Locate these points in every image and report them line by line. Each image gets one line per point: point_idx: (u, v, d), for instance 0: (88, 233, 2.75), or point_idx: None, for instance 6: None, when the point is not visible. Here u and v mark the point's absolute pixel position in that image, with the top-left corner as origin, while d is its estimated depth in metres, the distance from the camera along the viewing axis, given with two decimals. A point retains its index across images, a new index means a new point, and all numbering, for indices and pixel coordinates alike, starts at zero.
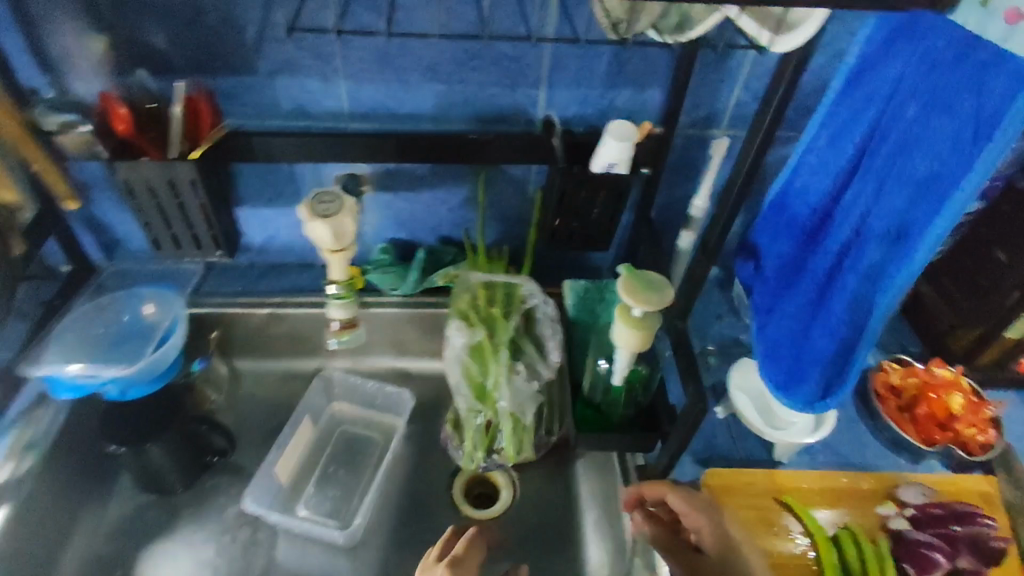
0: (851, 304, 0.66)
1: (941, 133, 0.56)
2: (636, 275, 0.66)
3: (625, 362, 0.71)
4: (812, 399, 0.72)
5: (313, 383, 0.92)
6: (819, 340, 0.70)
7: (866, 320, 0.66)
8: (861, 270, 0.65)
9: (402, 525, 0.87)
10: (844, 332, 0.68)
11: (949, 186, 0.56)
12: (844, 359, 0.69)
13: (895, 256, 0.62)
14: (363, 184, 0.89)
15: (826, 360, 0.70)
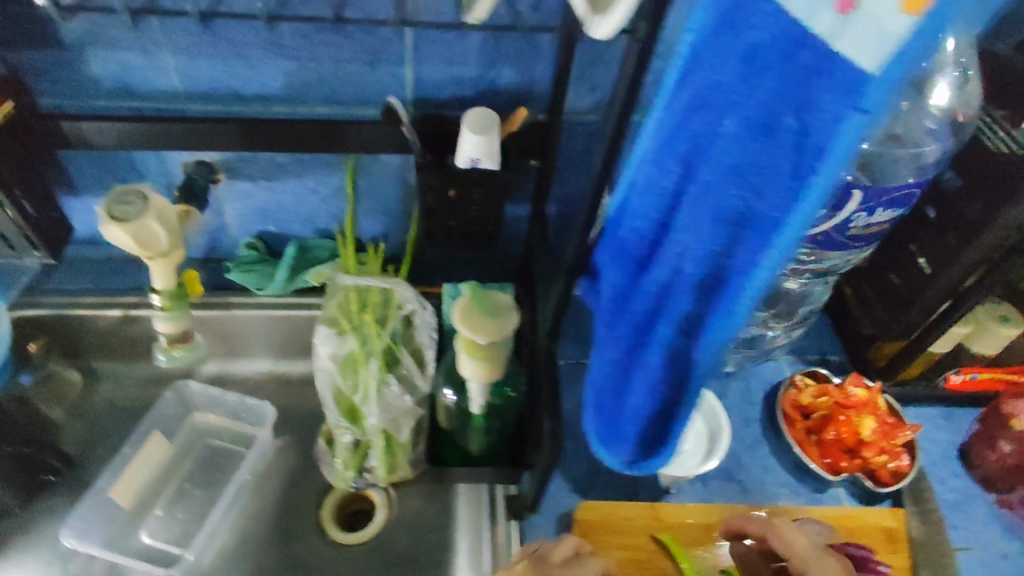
0: (668, 357, 0.50)
1: (766, 157, 0.39)
2: (479, 297, 0.55)
3: (479, 392, 0.62)
4: (631, 459, 0.58)
5: (164, 394, 0.83)
6: (637, 392, 0.53)
7: (686, 378, 0.50)
8: (675, 321, 0.49)
9: (264, 550, 0.81)
10: (665, 388, 0.52)
11: (768, 231, 0.40)
12: (666, 416, 0.54)
13: (713, 308, 0.46)
14: (216, 172, 0.78)
15: (647, 417, 0.54)
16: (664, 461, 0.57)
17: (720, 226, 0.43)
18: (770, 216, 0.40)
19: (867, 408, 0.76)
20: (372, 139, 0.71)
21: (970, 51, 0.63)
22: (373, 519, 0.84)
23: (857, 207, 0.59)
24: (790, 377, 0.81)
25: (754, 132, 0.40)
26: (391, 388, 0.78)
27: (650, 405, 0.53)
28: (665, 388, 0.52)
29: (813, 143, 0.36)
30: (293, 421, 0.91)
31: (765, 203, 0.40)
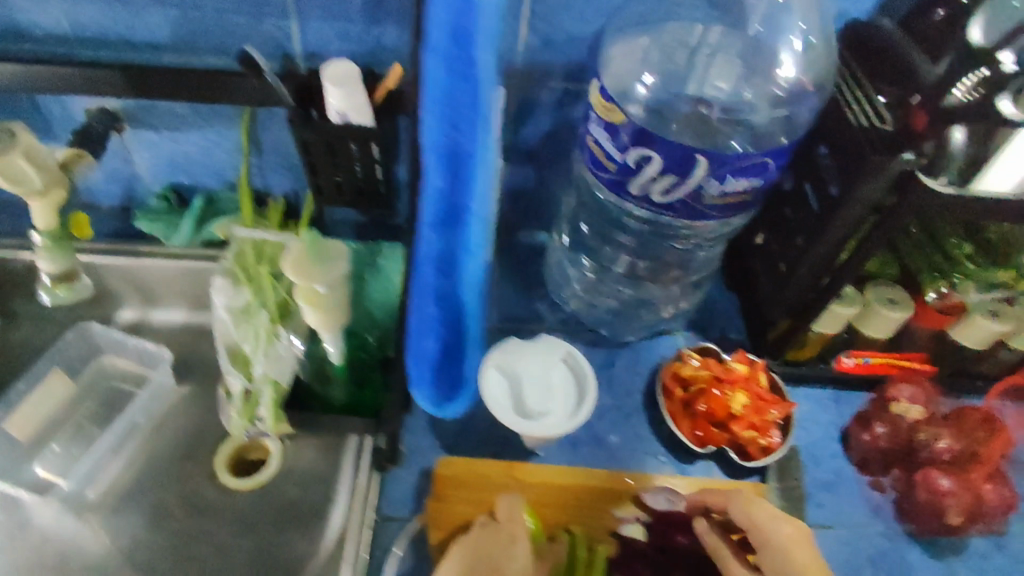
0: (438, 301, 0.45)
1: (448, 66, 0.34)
2: (314, 247, 0.57)
3: (332, 343, 0.63)
4: (438, 400, 0.54)
5: (69, 333, 0.87)
6: (418, 340, 0.48)
7: (461, 316, 0.46)
8: (430, 269, 0.43)
9: (166, 489, 0.83)
10: (445, 329, 0.47)
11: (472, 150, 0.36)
12: (451, 353, 0.50)
13: (457, 245, 0.41)
14: (120, 120, 0.79)
15: (436, 360, 0.50)
16: (471, 392, 0.54)
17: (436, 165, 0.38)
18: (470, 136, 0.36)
19: (742, 383, 0.76)
20: (249, 96, 0.68)
21: (814, 19, 0.65)
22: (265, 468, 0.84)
23: (705, 174, 0.57)
24: (679, 351, 0.81)
25: (428, 57, 0.34)
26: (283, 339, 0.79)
27: (434, 347, 0.49)
28: (445, 330, 0.47)
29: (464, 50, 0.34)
30: (203, 370, 0.93)
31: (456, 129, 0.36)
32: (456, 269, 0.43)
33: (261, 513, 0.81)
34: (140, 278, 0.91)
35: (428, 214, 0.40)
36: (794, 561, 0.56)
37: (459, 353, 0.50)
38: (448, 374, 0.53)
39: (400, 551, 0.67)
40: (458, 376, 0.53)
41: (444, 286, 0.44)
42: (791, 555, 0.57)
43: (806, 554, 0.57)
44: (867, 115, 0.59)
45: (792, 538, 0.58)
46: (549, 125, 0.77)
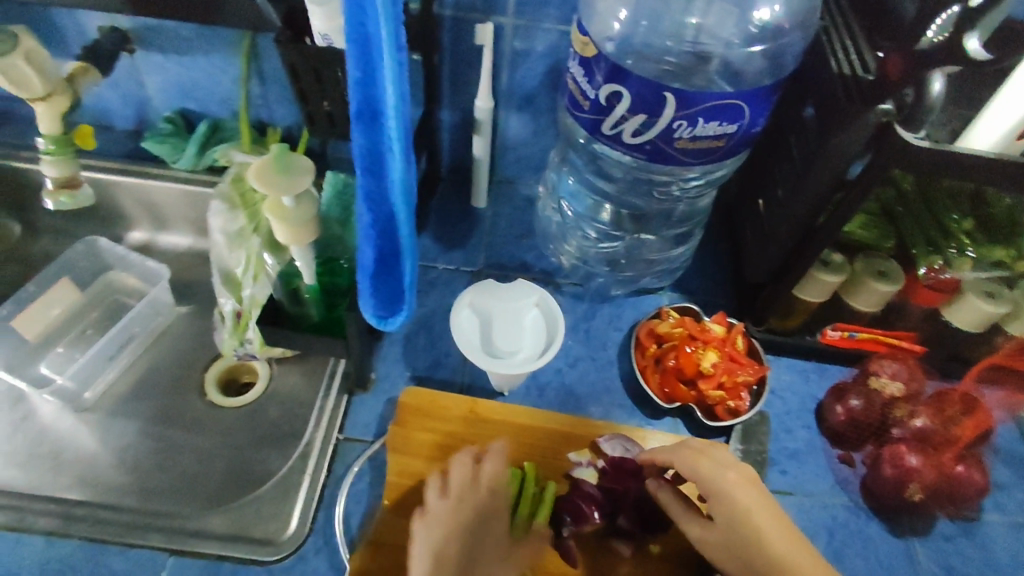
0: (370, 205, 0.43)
1: None
2: (280, 160, 0.58)
3: (301, 259, 0.65)
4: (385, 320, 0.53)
5: (77, 246, 0.91)
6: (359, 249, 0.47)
7: (395, 221, 0.45)
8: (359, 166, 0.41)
9: (160, 399, 0.85)
10: (381, 236, 0.46)
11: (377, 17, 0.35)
12: (390, 267, 0.49)
13: (382, 139, 0.40)
14: (130, 40, 0.82)
15: (376, 273, 0.49)
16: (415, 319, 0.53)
17: (354, 48, 0.36)
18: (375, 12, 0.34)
19: (715, 342, 0.75)
20: (243, 19, 0.71)
21: None
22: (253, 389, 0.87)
23: (675, 114, 0.57)
24: (658, 309, 0.80)
25: None
26: (268, 265, 0.71)
27: (372, 258, 0.47)
28: (382, 237, 0.46)
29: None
30: (203, 293, 0.96)
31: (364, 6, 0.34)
32: (384, 169, 0.41)
33: (242, 431, 0.83)
34: (147, 199, 0.94)
35: (350, 105, 0.38)
36: (740, 506, 0.55)
37: (400, 267, 0.49)
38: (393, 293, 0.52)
39: (357, 467, 0.69)
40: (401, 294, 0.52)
41: (374, 188, 0.42)
42: (736, 500, 0.56)
43: (755, 497, 0.56)
44: (850, 64, 0.58)
45: (738, 483, 0.57)
46: (543, 69, 0.79)
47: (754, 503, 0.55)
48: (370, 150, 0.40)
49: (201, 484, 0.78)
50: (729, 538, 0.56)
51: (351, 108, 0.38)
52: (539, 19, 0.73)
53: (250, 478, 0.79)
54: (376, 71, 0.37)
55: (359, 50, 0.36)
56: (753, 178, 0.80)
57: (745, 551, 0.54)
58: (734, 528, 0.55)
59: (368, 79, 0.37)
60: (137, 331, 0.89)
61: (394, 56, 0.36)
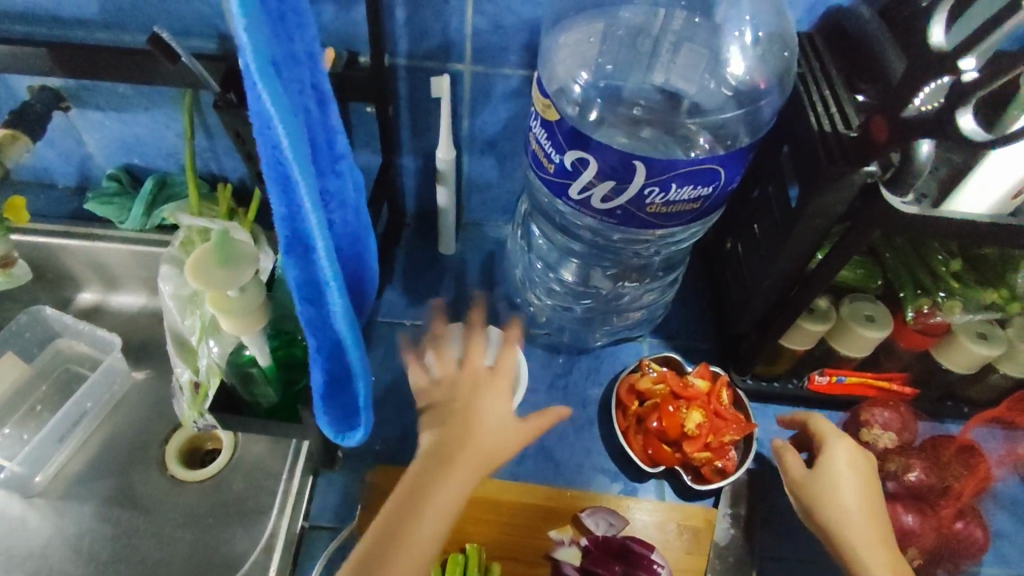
0: (313, 333, 0.42)
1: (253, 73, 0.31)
2: (222, 246, 0.53)
3: (253, 343, 0.60)
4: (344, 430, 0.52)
5: (19, 317, 0.85)
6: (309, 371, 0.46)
7: (342, 346, 0.43)
8: (298, 297, 0.40)
9: (118, 476, 0.80)
10: (329, 359, 0.44)
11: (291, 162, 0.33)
12: (341, 385, 0.47)
13: (319, 271, 0.38)
14: (64, 98, 0.77)
15: (328, 389, 0.47)
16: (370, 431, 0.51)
17: (274, 186, 0.34)
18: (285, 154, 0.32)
19: (700, 400, 0.71)
20: (179, 83, 0.65)
21: (776, 15, 0.60)
22: (216, 458, 0.81)
23: (645, 181, 0.53)
24: (639, 361, 0.76)
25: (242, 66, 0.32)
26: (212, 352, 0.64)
27: (322, 377, 0.46)
28: (329, 360, 0.44)
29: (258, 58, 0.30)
30: (160, 356, 0.90)
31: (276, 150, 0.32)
32: (323, 298, 0.40)
33: (205, 506, 0.78)
34: (94, 260, 0.88)
35: (279, 242, 0.37)
36: (837, 475, 0.60)
37: (353, 384, 0.48)
38: (349, 407, 0.50)
39: (324, 561, 0.65)
40: (359, 410, 0.50)
41: (315, 316, 0.41)
42: (837, 468, 0.61)
43: (855, 475, 0.60)
44: (830, 119, 0.55)
45: (849, 458, 0.61)
46: (506, 115, 0.74)
47: (861, 484, 0.60)
48: (308, 282, 0.39)
49: (164, 573, 0.74)
50: (808, 484, 0.61)
51: (281, 242, 0.37)
52: (498, 65, 0.69)
53: (217, 561, 0.74)
54: (299, 207, 0.35)
55: (280, 186, 0.34)
56: (731, 219, 0.77)
57: (819, 503, 0.59)
58: (821, 482, 0.60)
59: (293, 217, 0.35)
60: (88, 407, 0.83)
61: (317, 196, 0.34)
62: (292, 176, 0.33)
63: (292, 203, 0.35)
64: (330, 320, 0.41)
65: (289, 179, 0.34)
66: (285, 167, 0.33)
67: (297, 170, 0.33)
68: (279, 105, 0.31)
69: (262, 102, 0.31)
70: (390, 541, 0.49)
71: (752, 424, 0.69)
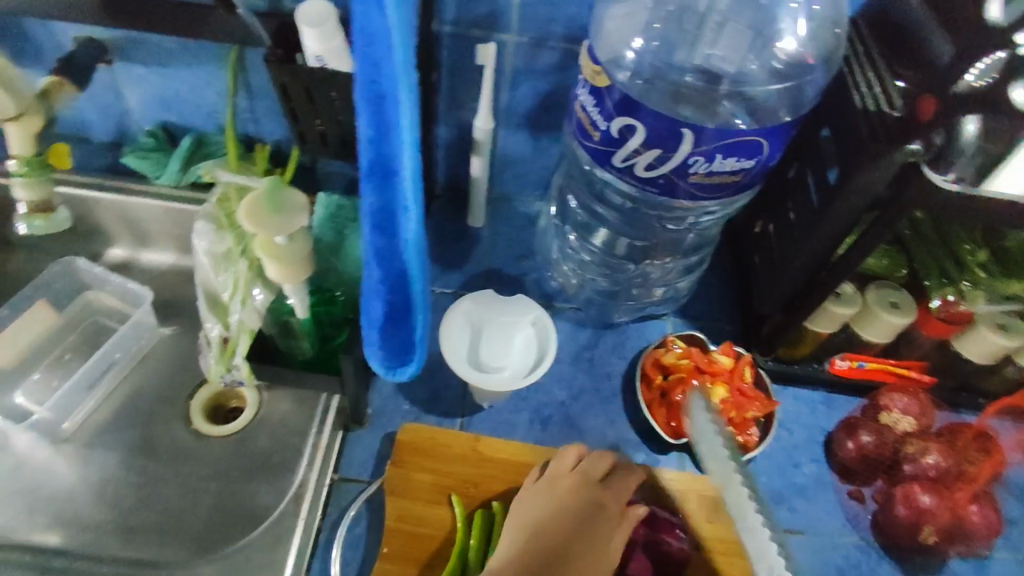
0: (380, 263, 0.45)
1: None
2: (273, 194, 0.54)
3: (294, 293, 0.62)
4: (391, 364, 0.55)
5: (52, 266, 0.86)
6: (368, 301, 0.49)
7: (406, 276, 0.46)
8: (370, 224, 0.42)
9: (145, 428, 0.81)
10: (391, 290, 0.47)
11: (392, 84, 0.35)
12: (399, 317, 0.51)
13: (396, 199, 0.40)
14: (108, 52, 0.78)
15: (384, 320, 0.50)
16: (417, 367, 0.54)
17: (365, 108, 0.36)
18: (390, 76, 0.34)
19: (724, 376, 0.72)
20: (230, 36, 0.66)
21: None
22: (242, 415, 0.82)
23: (691, 150, 0.55)
24: (663, 338, 0.77)
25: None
26: (257, 300, 0.68)
27: (381, 307, 0.49)
28: (391, 290, 0.47)
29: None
30: (188, 313, 0.91)
31: (381, 72, 0.34)
32: (395, 226, 0.42)
33: (231, 459, 0.79)
34: (128, 215, 0.89)
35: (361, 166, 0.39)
36: None
37: (409, 317, 0.51)
38: (401, 341, 0.54)
39: (353, 511, 0.66)
40: (410, 344, 0.54)
41: (384, 245, 0.43)
42: None
43: None
44: (874, 99, 0.57)
45: None
46: (545, 88, 0.75)
47: None
48: (382, 210, 0.41)
49: (188, 522, 0.75)
50: None
51: (363, 167, 0.39)
52: (542, 35, 0.69)
53: (242, 513, 0.75)
54: (387, 133, 0.37)
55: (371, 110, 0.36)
56: (763, 200, 0.78)
57: None
58: None
59: (377, 142, 0.38)
60: (116, 358, 0.84)
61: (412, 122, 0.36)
62: (389, 100, 0.36)
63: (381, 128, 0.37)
64: (398, 250, 0.44)
65: (385, 102, 0.36)
66: (380, 92, 0.35)
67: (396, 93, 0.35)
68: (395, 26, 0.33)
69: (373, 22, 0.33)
70: None
71: (773, 402, 0.71)
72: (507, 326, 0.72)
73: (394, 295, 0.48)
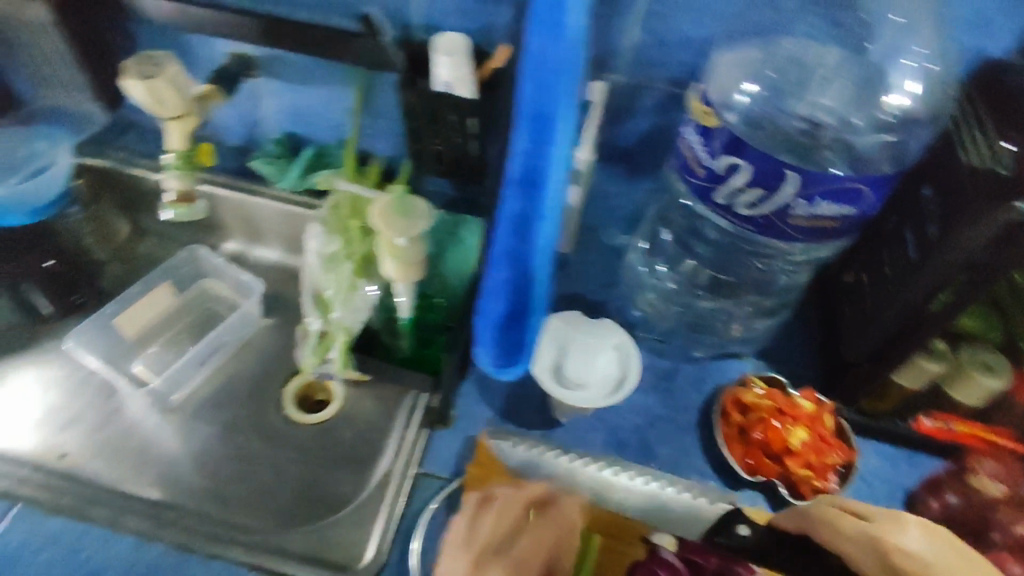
0: (507, 275, 0.48)
1: (548, 25, 0.38)
2: (399, 200, 0.61)
3: (403, 294, 0.67)
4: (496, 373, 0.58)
5: (180, 254, 0.96)
6: (485, 313, 0.52)
7: (527, 289, 0.49)
8: (506, 234, 0.46)
9: (243, 408, 0.88)
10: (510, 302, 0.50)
11: (554, 97, 0.40)
12: (512, 331, 0.53)
13: (534, 212, 0.44)
14: (253, 67, 0.87)
15: (495, 331, 0.53)
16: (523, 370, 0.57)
17: (525, 120, 0.40)
18: (559, 94, 0.39)
19: (805, 419, 0.72)
20: (366, 58, 0.73)
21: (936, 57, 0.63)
22: (329, 407, 0.88)
23: (795, 192, 0.57)
24: (745, 377, 0.78)
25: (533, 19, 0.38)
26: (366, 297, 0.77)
27: (497, 319, 0.52)
28: (510, 302, 0.50)
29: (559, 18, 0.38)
30: (288, 308, 0.99)
31: (552, 88, 0.39)
32: (529, 236, 0.45)
33: (317, 447, 0.84)
34: (249, 213, 0.98)
35: (509, 175, 0.43)
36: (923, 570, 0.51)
37: (521, 331, 0.54)
38: (508, 355, 0.56)
39: (433, 506, 0.70)
40: (517, 355, 0.57)
41: (515, 255, 0.46)
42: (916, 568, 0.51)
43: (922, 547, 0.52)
44: (978, 161, 0.58)
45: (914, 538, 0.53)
46: (647, 126, 0.74)
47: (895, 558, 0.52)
48: (520, 215, 0.44)
49: (274, 499, 0.80)
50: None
51: (512, 176, 0.43)
52: (648, 76, 0.69)
53: (323, 498, 0.80)
54: (540, 143, 0.41)
55: (529, 120, 0.41)
56: (854, 249, 0.78)
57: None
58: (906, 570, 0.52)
59: (531, 152, 0.42)
60: (228, 339, 0.93)
61: (569, 135, 0.41)
62: (551, 113, 0.40)
63: (534, 138, 0.41)
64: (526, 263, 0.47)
65: (545, 116, 0.40)
66: (543, 104, 0.40)
67: (561, 108, 0.40)
68: (573, 48, 0.38)
69: (556, 44, 0.38)
70: None
71: (851, 453, 0.71)
72: (592, 347, 0.75)
73: (516, 298, 0.50)
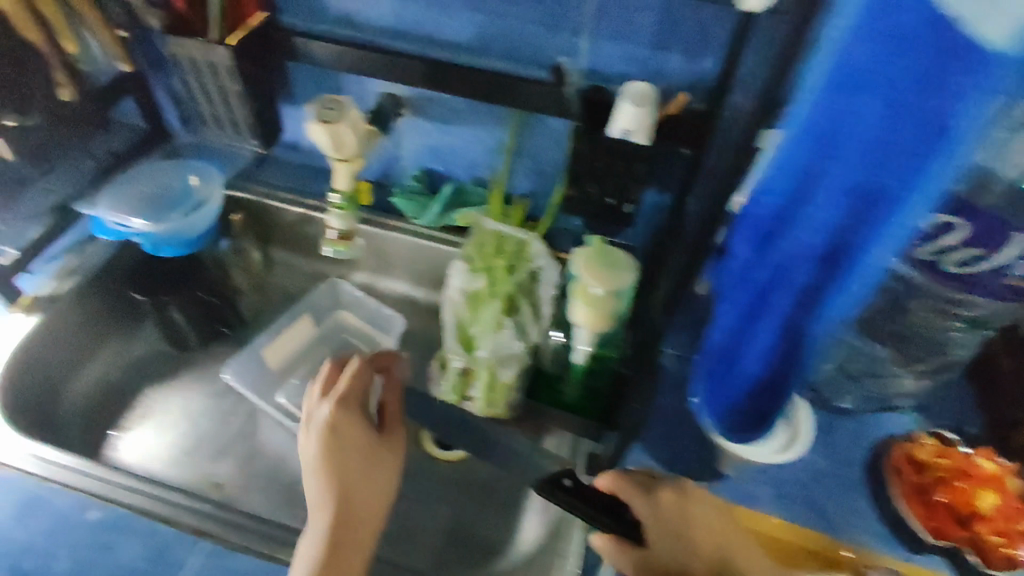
0: (779, 337, 0.56)
1: (909, 125, 0.37)
2: (602, 250, 0.60)
3: (585, 340, 0.67)
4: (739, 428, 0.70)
5: (321, 286, 0.98)
6: (748, 362, 0.61)
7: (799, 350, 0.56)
8: (792, 302, 0.52)
9: None
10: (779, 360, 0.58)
11: (897, 194, 0.40)
12: (776, 381, 0.61)
13: (832, 289, 0.49)
14: (402, 106, 0.88)
15: (755, 380, 0.62)
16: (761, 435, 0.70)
17: (874, 220, 0.42)
18: (919, 196, 0.39)
19: (990, 482, 0.69)
20: (537, 102, 0.76)
21: None
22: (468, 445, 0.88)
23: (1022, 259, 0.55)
24: (912, 433, 0.76)
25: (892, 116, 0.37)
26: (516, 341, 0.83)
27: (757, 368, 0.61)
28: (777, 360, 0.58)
29: (944, 120, 0.36)
30: (418, 341, 0.99)
31: (908, 190, 0.39)
32: (816, 309, 0.51)
33: (462, 486, 0.84)
34: (383, 246, 0.98)
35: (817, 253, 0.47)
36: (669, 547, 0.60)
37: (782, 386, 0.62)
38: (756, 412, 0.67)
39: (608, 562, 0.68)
40: (764, 413, 0.67)
41: (795, 321, 0.54)
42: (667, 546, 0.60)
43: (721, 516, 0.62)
44: None
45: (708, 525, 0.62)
46: None
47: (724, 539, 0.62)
48: (815, 289, 0.50)
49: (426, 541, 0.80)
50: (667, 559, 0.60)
51: (819, 255, 0.47)
52: None
53: (475, 540, 0.80)
54: (874, 238, 0.44)
55: (866, 214, 0.42)
56: None
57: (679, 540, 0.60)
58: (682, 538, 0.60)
59: (853, 243, 0.45)
60: None
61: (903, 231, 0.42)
62: (894, 208, 0.41)
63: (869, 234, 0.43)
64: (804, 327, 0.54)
65: (882, 212, 0.42)
66: (894, 199, 0.40)
67: (913, 208, 0.40)
68: (946, 149, 0.37)
69: (929, 158, 0.37)
70: (350, 529, 0.67)
71: None
72: None
73: (775, 363, 0.59)
